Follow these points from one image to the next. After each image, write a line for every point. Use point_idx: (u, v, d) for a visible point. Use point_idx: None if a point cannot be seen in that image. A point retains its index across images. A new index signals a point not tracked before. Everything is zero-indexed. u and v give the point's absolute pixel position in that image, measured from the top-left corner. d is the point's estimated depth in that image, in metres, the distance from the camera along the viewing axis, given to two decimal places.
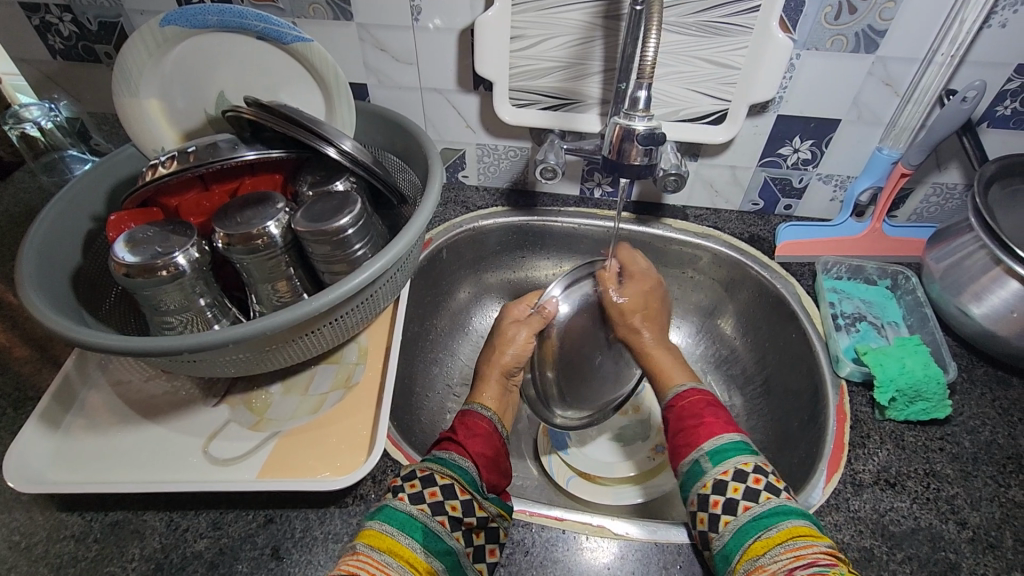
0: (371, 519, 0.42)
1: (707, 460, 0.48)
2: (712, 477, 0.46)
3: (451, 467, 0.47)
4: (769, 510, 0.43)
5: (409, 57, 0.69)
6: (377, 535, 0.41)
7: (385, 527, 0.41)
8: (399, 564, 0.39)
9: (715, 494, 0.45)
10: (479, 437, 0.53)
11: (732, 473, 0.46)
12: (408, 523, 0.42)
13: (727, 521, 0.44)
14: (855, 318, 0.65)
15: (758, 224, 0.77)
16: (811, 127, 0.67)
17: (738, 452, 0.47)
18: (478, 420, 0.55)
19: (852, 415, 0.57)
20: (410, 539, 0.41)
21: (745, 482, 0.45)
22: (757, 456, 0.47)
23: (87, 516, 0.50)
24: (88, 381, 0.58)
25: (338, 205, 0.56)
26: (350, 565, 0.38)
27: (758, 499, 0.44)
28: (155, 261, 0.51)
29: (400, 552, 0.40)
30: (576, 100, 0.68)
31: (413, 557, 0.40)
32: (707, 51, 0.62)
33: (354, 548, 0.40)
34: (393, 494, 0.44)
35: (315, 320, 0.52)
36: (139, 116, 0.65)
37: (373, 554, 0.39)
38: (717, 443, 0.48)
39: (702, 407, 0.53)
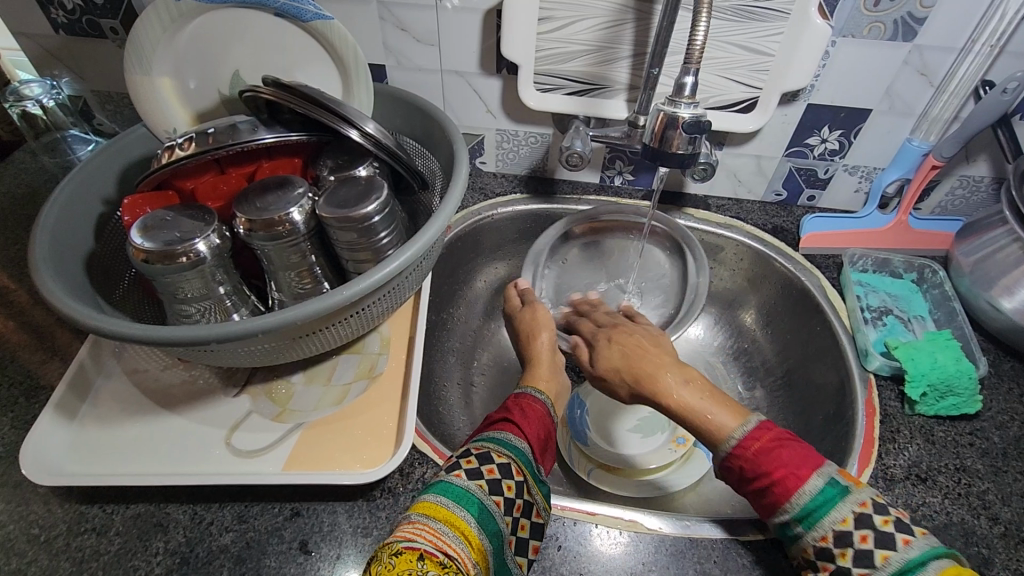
0: (427, 491, 0.43)
1: (797, 524, 0.43)
2: (812, 543, 0.42)
3: (508, 448, 0.47)
4: (910, 560, 0.38)
5: (431, 37, 0.67)
6: (433, 505, 0.41)
7: (442, 499, 0.41)
8: (454, 535, 0.39)
9: (840, 548, 0.41)
10: (534, 419, 0.52)
11: (832, 538, 0.41)
12: (465, 496, 0.42)
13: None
14: (882, 312, 0.65)
15: (781, 215, 0.76)
16: (841, 117, 0.66)
17: (828, 506, 0.42)
18: (535, 404, 0.54)
19: (881, 410, 0.57)
20: (466, 513, 0.41)
21: (851, 543, 0.40)
22: (848, 500, 0.42)
23: (108, 509, 0.48)
24: (103, 370, 0.57)
25: (363, 191, 0.54)
26: (409, 531, 0.38)
27: (893, 547, 0.39)
28: (175, 247, 0.49)
29: (456, 523, 0.40)
30: (603, 85, 0.66)
31: (469, 531, 0.40)
32: (742, 36, 0.60)
33: (411, 517, 0.40)
34: (449, 469, 0.44)
35: (341, 310, 0.51)
36: (151, 95, 0.62)
37: (431, 523, 0.39)
38: (802, 498, 0.43)
39: (765, 456, 0.44)
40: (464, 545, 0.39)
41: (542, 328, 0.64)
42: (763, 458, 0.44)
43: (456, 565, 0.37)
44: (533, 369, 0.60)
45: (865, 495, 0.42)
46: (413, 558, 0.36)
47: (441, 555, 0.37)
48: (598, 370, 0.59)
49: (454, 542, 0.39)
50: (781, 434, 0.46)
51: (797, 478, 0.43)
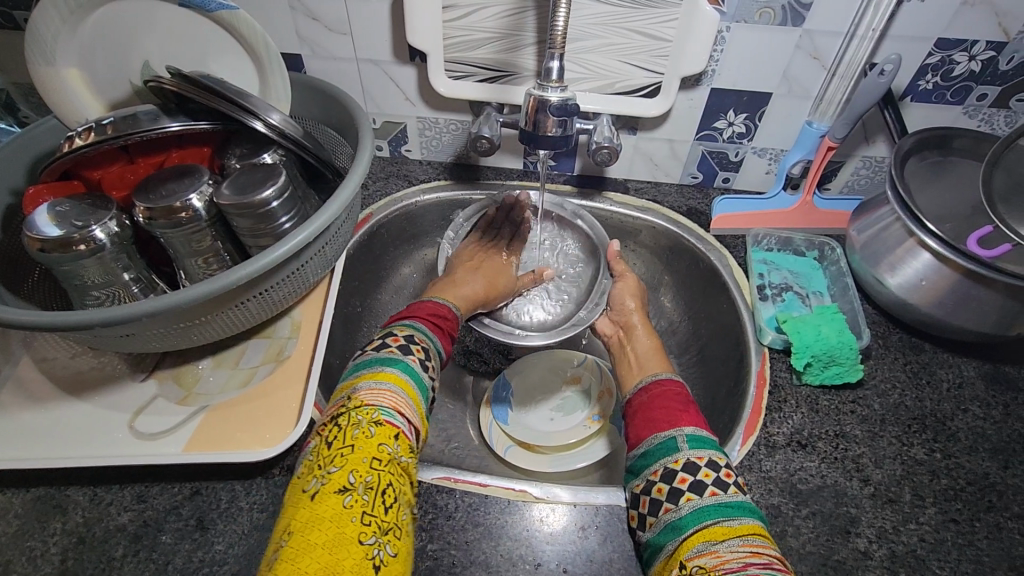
0: (391, 364, 0.48)
1: (646, 456, 0.48)
2: (686, 457, 0.46)
3: (422, 334, 0.54)
4: (749, 506, 0.42)
5: (342, 26, 0.67)
6: (398, 380, 0.46)
7: (406, 377, 0.47)
8: (414, 410, 0.46)
9: (708, 467, 0.45)
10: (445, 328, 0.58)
11: (705, 460, 0.45)
12: (421, 383, 0.49)
13: (668, 509, 0.44)
14: (782, 288, 0.67)
15: (697, 197, 0.78)
16: (744, 101, 0.68)
17: (665, 453, 0.47)
18: (447, 317, 0.60)
19: (771, 381, 0.59)
20: (420, 395, 0.48)
21: (672, 481, 0.45)
22: (686, 450, 0.46)
23: (9, 492, 0.50)
24: (11, 359, 0.57)
25: (263, 178, 0.56)
26: (388, 401, 0.44)
27: (726, 489, 0.43)
28: (71, 236, 0.50)
29: (416, 401, 0.46)
30: (512, 72, 0.68)
31: (420, 411, 0.47)
32: (638, 22, 0.61)
33: (383, 385, 0.45)
34: (403, 352, 0.50)
35: (239, 292, 0.52)
36: (57, 87, 0.62)
37: (400, 395, 0.45)
38: (652, 443, 0.48)
39: (661, 399, 0.52)
40: (420, 426, 0.46)
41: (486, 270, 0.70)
42: (653, 407, 0.52)
43: (414, 447, 0.44)
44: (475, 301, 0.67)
45: (706, 452, 0.46)
46: (392, 433, 0.42)
47: (410, 439, 0.44)
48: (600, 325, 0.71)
49: (416, 421, 0.46)
50: (686, 394, 0.53)
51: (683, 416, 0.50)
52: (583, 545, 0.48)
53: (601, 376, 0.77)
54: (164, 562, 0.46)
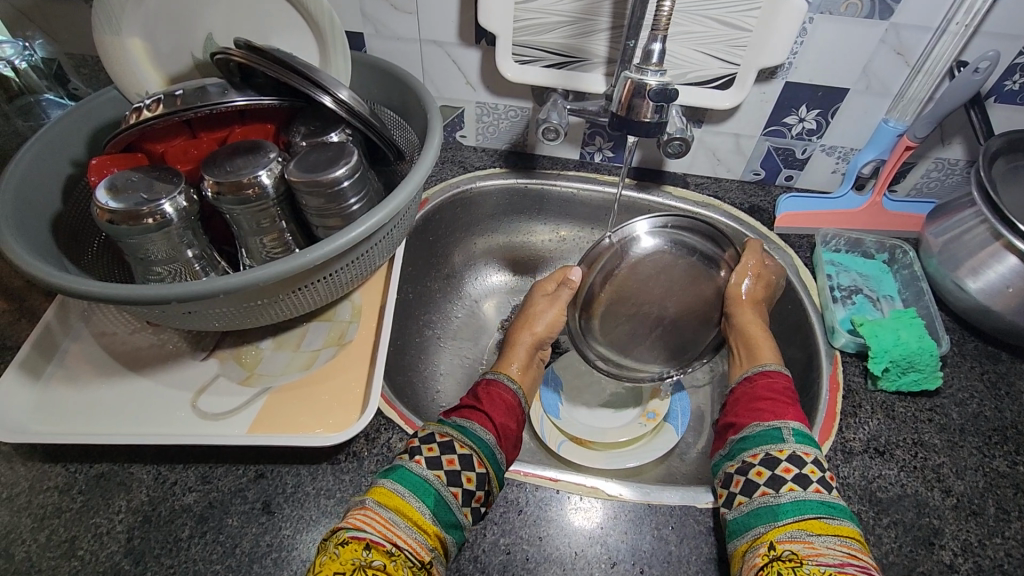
0: (381, 477, 0.43)
1: (791, 433, 0.47)
2: (792, 448, 0.46)
3: (470, 437, 0.47)
4: (835, 504, 0.42)
5: (409, 5, 0.66)
6: (389, 493, 0.41)
7: (398, 487, 0.42)
8: (407, 526, 0.40)
9: (812, 463, 0.45)
10: (501, 405, 0.53)
11: (812, 457, 0.45)
12: (420, 485, 0.42)
13: (764, 492, 0.44)
14: (852, 290, 0.65)
15: (759, 194, 0.76)
16: (819, 96, 0.66)
17: (772, 440, 0.47)
18: (503, 393, 0.54)
19: (845, 385, 0.58)
20: (422, 503, 0.41)
21: (774, 468, 0.45)
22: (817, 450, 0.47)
23: (71, 468, 0.48)
24: (70, 332, 0.57)
25: (333, 156, 0.54)
26: (359, 519, 0.39)
27: (829, 490, 0.43)
28: (141, 208, 0.49)
29: (411, 514, 0.40)
30: (581, 58, 0.66)
31: (422, 522, 0.40)
32: (718, 10, 0.60)
33: (363, 504, 0.41)
34: (410, 456, 0.45)
35: (308, 274, 0.51)
36: (120, 56, 0.61)
37: (383, 512, 0.40)
38: (756, 428, 0.48)
39: (773, 389, 0.52)
40: (416, 533, 0.40)
41: (540, 323, 0.64)
42: (756, 396, 0.52)
43: (405, 556, 0.38)
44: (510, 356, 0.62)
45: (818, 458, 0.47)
46: (360, 548, 0.37)
47: (388, 546, 0.38)
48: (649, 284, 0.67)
49: (405, 532, 0.39)
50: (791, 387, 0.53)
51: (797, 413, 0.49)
52: (659, 546, 0.47)
53: None
54: (231, 545, 0.45)
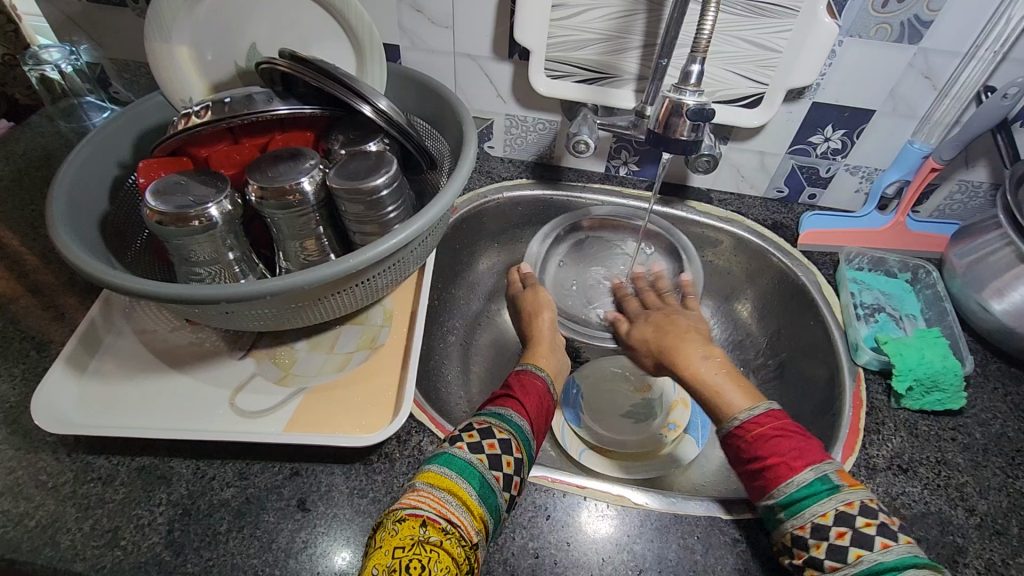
0: (431, 461, 0.44)
1: (780, 510, 0.44)
2: (789, 531, 0.43)
3: (509, 424, 0.48)
4: (884, 562, 0.39)
5: (446, 20, 0.68)
6: (436, 476, 0.42)
7: (445, 470, 0.43)
8: (457, 504, 0.40)
9: (863, 516, 0.41)
10: (533, 393, 0.54)
11: (832, 517, 0.42)
12: (467, 469, 0.43)
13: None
14: (875, 309, 0.66)
15: (781, 211, 0.77)
16: (845, 117, 0.67)
17: (815, 499, 0.43)
18: (533, 380, 0.55)
19: (868, 402, 0.58)
20: (469, 485, 0.42)
21: (828, 538, 0.41)
22: (836, 497, 0.42)
23: (114, 460, 0.50)
24: (113, 329, 0.59)
25: (373, 165, 0.56)
26: (413, 499, 0.40)
27: (872, 547, 0.40)
28: (188, 211, 0.51)
29: (459, 492, 0.41)
30: (613, 74, 0.68)
31: (470, 501, 0.41)
32: (750, 32, 0.61)
33: (416, 486, 0.42)
34: (453, 441, 0.46)
35: (347, 279, 0.53)
36: (168, 63, 0.64)
37: (435, 492, 0.41)
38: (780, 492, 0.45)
39: (765, 442, 0.47)
40: (467, 512, 0.41)
41: (543, 308, 0.68)
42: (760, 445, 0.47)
43: (458, 534, 0.39)
44: (534, 345, 0.64)
45: (855, 497, 0.42)
46: (416, 525, 0.38)
47: (443, 523, 0.39)
48: (631, 341, 0.67)
49: (458, 511, 0.40)
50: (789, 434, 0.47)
51: (790, 468, 0.45)
52: (684, 555, 0.48)
53: (674, 387, 0.75)
54: (268, 540, 0.46)
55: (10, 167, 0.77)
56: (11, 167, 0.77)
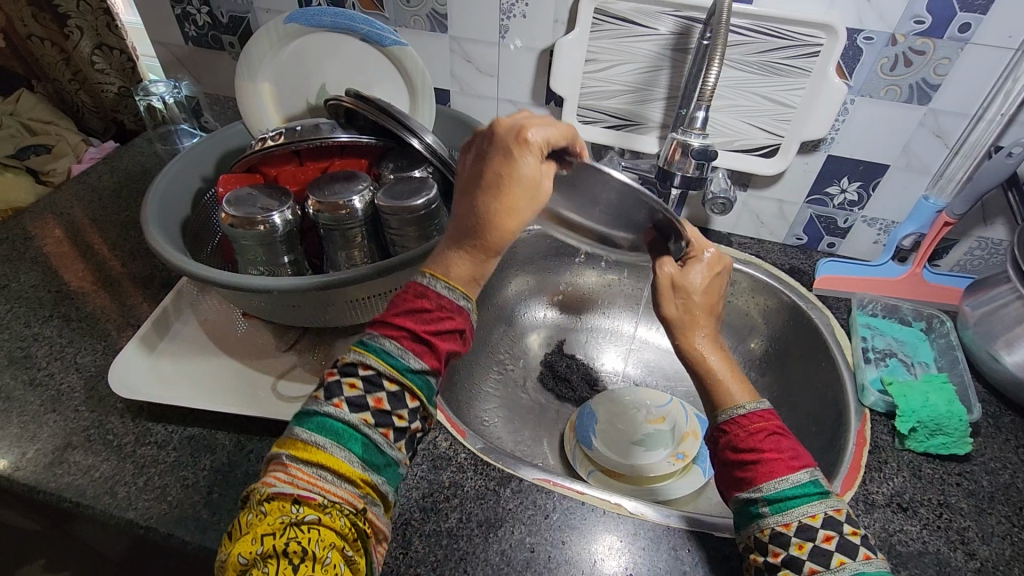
0: (299, 424, 0.37)
1: (764, 504, 0.39)
2: (771, 526, 0.39)
3: (394, 365, 0.38)
4: (856, 573, 0.36)
5: (492, 70, 0.77)
6: (305, 447, 0.36)
7: (315, 439, 0.36)
8: (332, 477, 0.36)
9: (828, 528, 0.38)
10: (421, 311, 0.40)
11: (796, 528, 0.38)
12: (345, 432, 0.37)
13: (812, 570, 0.37)
14: (886, 353, 0.67)
15: (800, 257, 0.80)
16: (860, 170, 0.71)
17: (804, 499, 0.39)
18: (430, 299, 0.40)
19: (871, 441, 0.59)
20: (347, 451, 0.36)
21: (813, 539, 0.38)
22: (825, 501, 0.39)
23: (169, 428, 0.57)
24: (181, 317, 0.67)
25: (416, 188, 0.63)
26: (277, 478, 0.36)
27: (830, 563, 0.37)
28: (256, 216, 0.59)
29: (335, 464, 0.36)
30: (638, 122, 0.74)
31: (348, 471, 0.36)
32: (766, 88, 0.67)
33: (282, 460, 0.36)
34: (326, 398, 0.38)
35: (384, 284, 0.59)
36: (252, 98, 0.75)
37: (303, 467, 0.36)
38: (778, 484, 0.39)
39: (767, 438, 0.41)
40: (344, 482, 0.36)
41: (527, 154, 0.41)
42: (750, 437, 0.42)
43: (339, 507, 0.35)
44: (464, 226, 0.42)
45: (842, 505, 0.39)
46: (286, 505, 0.35)
47: (317, 498, 0.35)
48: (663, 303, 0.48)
49: (331, 484, 0.35)
50: (780, 428, 0.42)
51: (785, 465, 0.40)
52: (674, 565, 0.50)
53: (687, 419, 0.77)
54: None
55: (113, 180, 0.89)
56: (114, 180, 0.89)
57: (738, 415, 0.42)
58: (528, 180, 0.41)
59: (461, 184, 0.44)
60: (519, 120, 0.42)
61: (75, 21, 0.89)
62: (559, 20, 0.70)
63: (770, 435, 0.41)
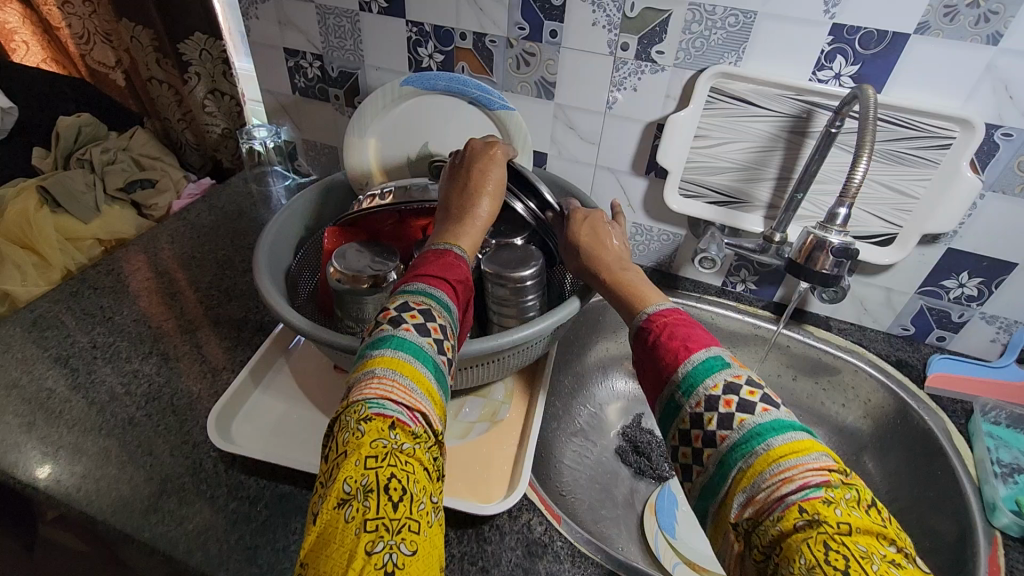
0: (377, 345, 0.39)
1: (679, 392, 0.39)
2: (689, 410, 0.37)
3: (439, 304, 0.44)
4: (763, 423, 0.34)
5: (594, 138, 0.77)
6: (392, 360, 0.38)
7: (400, 353, 0.39)
8: (422, 391, 0.38)
9: (763, 399, 0.36)
10: (451, 266, 0.48)
11: (705, 403, 0.37)
12: (419, 351, 0.40)
13: (723, 436, 0.35)
14: (1015, 469, 0.61)
15: (907, 350, 0.76)
16: (983, 265, 0.67)
17: (774, 436, 0.34)
18: (457, 260, 0.50)
19: (1009, 570, 0.53)
20: (423, 367, 0.39)
21: (717, 408, 0.36)
22: (726, 369, 0.38)
23: (261, 483, 0.56)
24: (275, 366, 0.68)
25: (520, 258, 0.62)
26: (380, 390, 0.36)
27: (731, 420, 0.35)
28: (363, 273, 0.60)
29: (423, 382, 0.38)
30: (743, 199, 0.72)
31: (433, 391, 0.39)
32: (890, 177, 0.65)
33: (377, 372, 0.37)
34: (394, 325, 0.41)
35: (488, 356, 0.58)
36: (358, 151, 0.78)
37: (399, 378, 0.37)
38: (691, 366, 0.39)
39: (670, 329, 0.43)
40: (429, 402, 0.38)
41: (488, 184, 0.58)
42: (674, 333, 0.42)
43: (427, 439, 0.36)
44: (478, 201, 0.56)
45: (745, 372, 0.38)
46: (384, 425, 0.34)
47: (412, 426, 0.35)
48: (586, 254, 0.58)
49: (422, 400, 0.37)
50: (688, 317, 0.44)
51: (686, 350, 0.40)
52: None
53: None
54: None
55: (211, 218, 0.92)
56: (212, 218, 0.92)
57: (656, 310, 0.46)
58: (499, 183, 0.59)
59: (451, 187, 0.60)
60: (489, 139, 0.63)
61: (195, 68, 0.95)
62: (670, 95, 0.69)
63: (683, 326, 0.42)
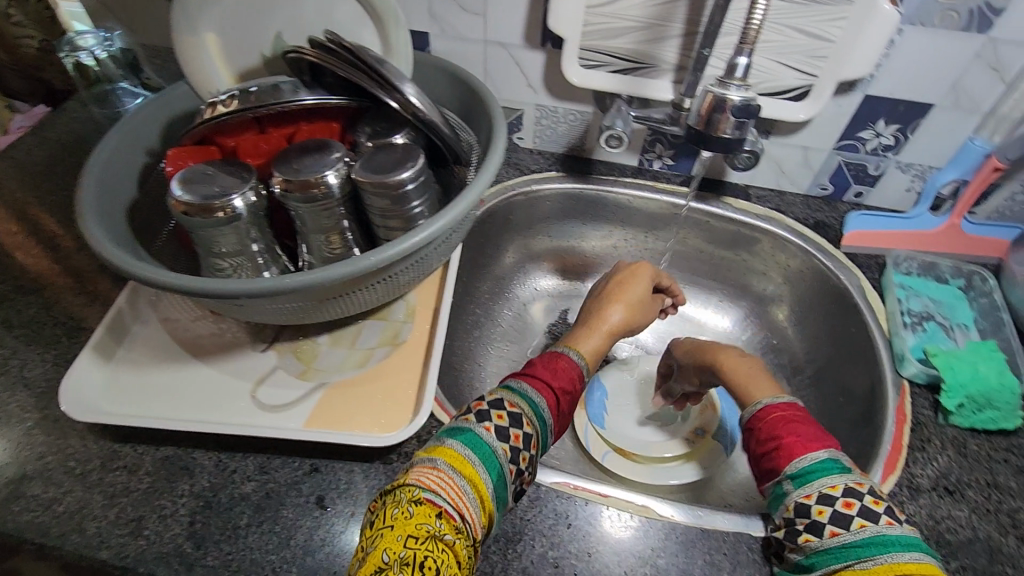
0: (449, 435, 0.40)
1: (789, 482, 0.41)
2: (796, 500, 0.40)
3: (525, 401, 0.44)
4: (888, 535, 0.36)
5: (477, 6, 0.65)
6: (458, 458, 0.38)
7: (464, 450, 0.39)
8: (473, 497, 0.37)
9: (849, 496, 0.38)
10: (560, 373, 0.47)
11: (816, 497, 0.39)
12: (488, 454, 0.39)
13: (834, 532, 0.38)
14: (923, 316, 0.62)
15: (825, 210, 0.73)
16: (900, 110, 0.63)
17: (886, 549, 0.36)
18: (568, 366, 0.48)
19: (912, 417, 0.55)
20: (486, 473, 0.39)
21: (833, 505, 0.39)
22: (847, 474, 0.40)
23: (139, 449, 0.50)
24: (140, 318, 0.59)
25: (400, 158, 0.54)
26: (431, 480, 0.37)
27: (851, 526, 0.38)
28: (213, 201, 0.50)
29: (478, 484, 0.38)
30: (649, 64, 0.64)
31: (484, 492, 0.38)
32: (804, 20, 0.57)
33: (435, 463, 0.38)
34: (478, 419, 0.41)
35: (371, 275, 0.51)
36: (197, 54, 0.63)
37: (451, 476, 0.37)
38: (806, 462, 0.41)
39: (784, 425, 0.44)
40: (477, 504, 0.37)
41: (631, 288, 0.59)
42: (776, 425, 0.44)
43: (467, 533, 0.36)
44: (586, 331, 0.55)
45: (865, 480, 0.40)
46: (432, 513, 0.35)
47: (459, 517, 0.36)
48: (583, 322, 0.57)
49: (471, 506, 0.37)
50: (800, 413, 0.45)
51: (802, 447, 0.42)
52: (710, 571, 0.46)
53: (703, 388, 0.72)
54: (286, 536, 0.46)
55: (45, 153, 0.78)
56: (46, 153, 0.78)
57: (770, 403, 0.46)
58: (636, 303, 0.58)
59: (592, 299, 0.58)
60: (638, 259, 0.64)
61: None
62: None
63: (783, 424, 0.44)
